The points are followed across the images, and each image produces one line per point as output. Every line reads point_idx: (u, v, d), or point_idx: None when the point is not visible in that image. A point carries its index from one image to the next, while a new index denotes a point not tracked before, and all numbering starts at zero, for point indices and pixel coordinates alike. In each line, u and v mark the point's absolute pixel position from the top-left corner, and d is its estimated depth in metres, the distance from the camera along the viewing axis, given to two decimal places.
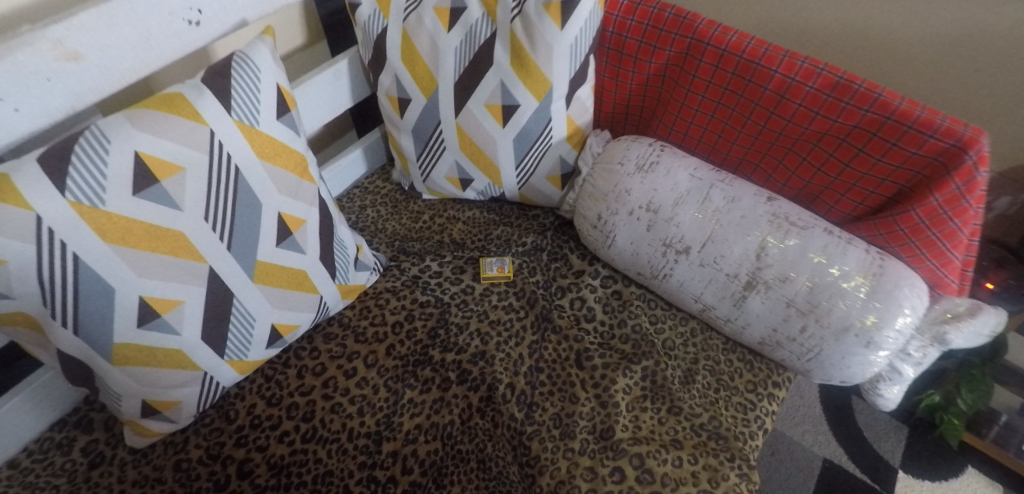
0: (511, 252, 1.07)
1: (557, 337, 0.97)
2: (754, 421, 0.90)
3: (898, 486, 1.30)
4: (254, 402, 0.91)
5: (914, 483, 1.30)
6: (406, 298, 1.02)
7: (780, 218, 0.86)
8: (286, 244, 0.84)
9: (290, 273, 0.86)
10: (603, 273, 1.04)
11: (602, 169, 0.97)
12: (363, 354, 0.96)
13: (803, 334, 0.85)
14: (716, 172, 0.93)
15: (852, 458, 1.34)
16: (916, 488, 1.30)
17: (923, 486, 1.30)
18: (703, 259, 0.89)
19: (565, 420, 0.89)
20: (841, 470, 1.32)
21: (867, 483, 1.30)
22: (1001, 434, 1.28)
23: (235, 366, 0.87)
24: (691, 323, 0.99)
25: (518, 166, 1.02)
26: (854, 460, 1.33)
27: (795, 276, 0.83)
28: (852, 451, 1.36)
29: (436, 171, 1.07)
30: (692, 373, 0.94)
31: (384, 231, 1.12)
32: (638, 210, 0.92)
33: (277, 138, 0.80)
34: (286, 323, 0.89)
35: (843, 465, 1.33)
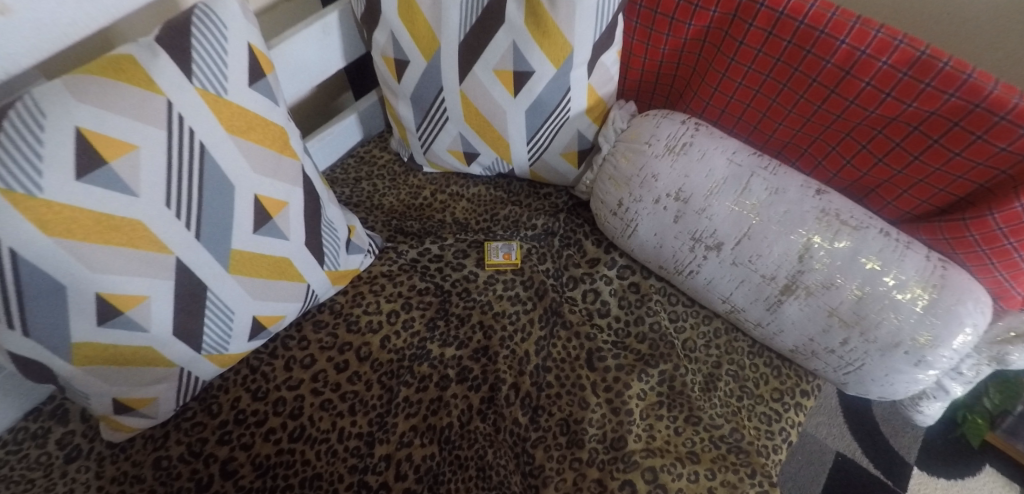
0: (519, 236, 0.97)
1: (567, 334, 0.89)
2: (779, 433, 0.83)
3: (911, 483, 1.25)
4: (239, 395, 0.85)
5: (928, 481, 1.25)
6: (403, 285, 0.93)
7: (830, 215, 0.75)
8: (266, 231, 0.74)
9: (272, 262, 0.77)
10: (620, 262, 0.94)
11: (626, 149, 0.85)
12: (356, 346, 0.88)
13: (844, 347, 0.76)
14: (757, 157, 0.81)
15: (867, 453, 1.28)
16: (931, 486, 1.24)
17: (937, 484, 1.24)
18: (737, 257, 0.78)
19: (573, 427, 0.82)
20: (853, 465, 1.27)
21: (880, 479, 1.25)
22: (1013, 426, 1.20)
23: (215, 360, 0.79)
24: (715, 322, 0.90)
25: (530, 140, 0.91)
26: (869, 455, 1.28)
27: (842, 283, 0.73)
28: (866, 445, 1.30)
29: (437, 143, 0.96)
30: (713, 378, 0.86)
31: (381, 207, 1.02)
32: (665, 198, 0.81)
33: (251, 109, 0.69)
34: (270, 314, 0.81)
35: (856, 460, 1.28)
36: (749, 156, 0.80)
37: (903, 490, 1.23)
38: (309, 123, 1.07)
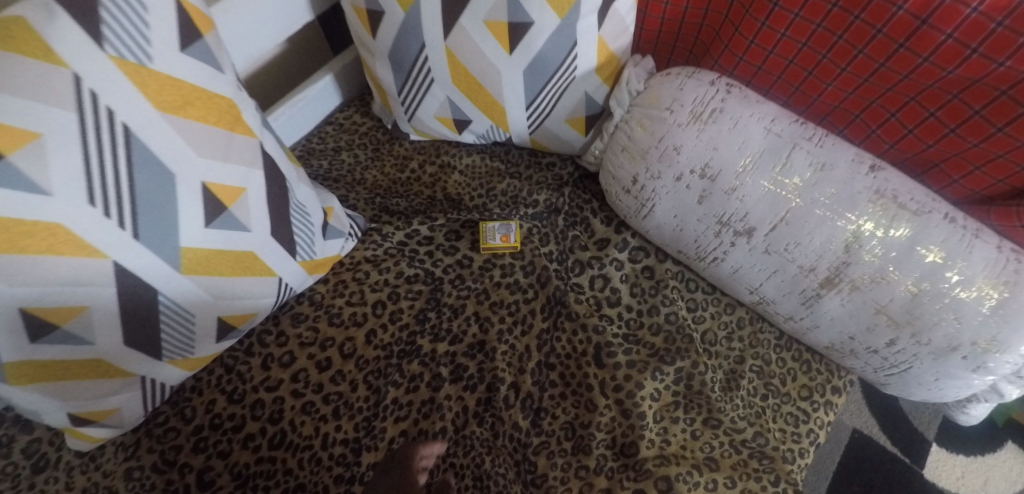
0: (518, 215, 0.86)
1: (572, 326, 0.80)
2: (806, 435, 0.75)
3: (930, 460, 1.11)
4: (213, 398, 0.77)
5: (947, 458, 1.10)
6: (389, 272, 0.83)
7: (887, 197, 0.63)
8: (223, 223, 0.64)
9: (233, 257, 0.66)
10: (632, 243, 0.84)
11: (643, 117, 0.73)
12: (339, 342, 0.80)
13: (890, 348, 0.66)
14: (800, 125, 0.68)
15: (885, 430, 1.14)
16: (951, 465, 1.10)
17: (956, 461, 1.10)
18: (770, 244, 0.68)
19: (579, 432, 0.74)
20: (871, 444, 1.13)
21: (897, 457, 1.11)
22: None
23: (181, 365, 0.71)
24: (738, 312, 0.81)
25: (530, 105, 0.78)
26: (887, 431, 1.13)
27: (896, 277, 0.62)
28: (883, 420, 1.16)
29: (423, 109, 0.83)
30: (735, 376, 0.77)
31: (364, 182, 0.91)
32: (689, 175, 0.70)
33: (185, 79, 0.57)
34: (238, 313, 0.71)
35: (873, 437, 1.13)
36: (791, 124, 0.67)
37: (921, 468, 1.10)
38: (271, 94, 0.93)
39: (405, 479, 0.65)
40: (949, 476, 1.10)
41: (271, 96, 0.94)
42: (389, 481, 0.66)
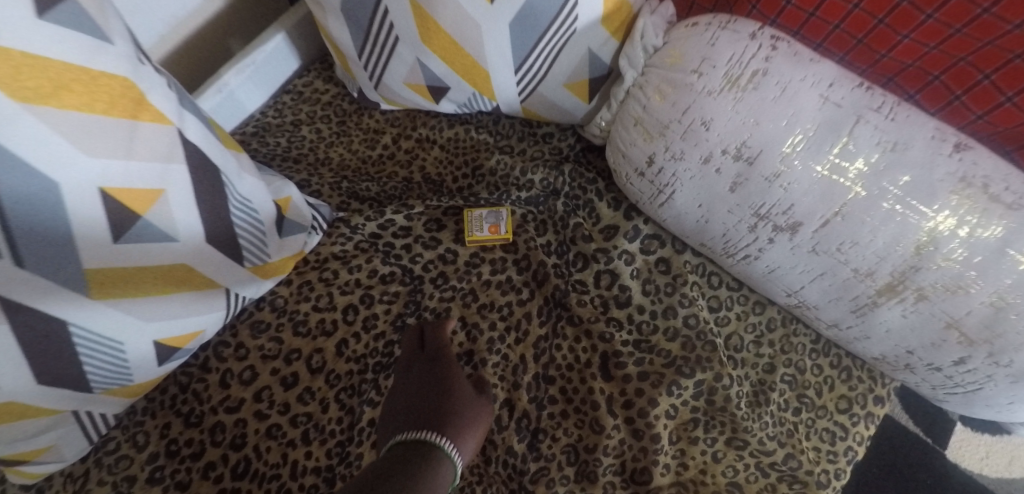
0: (509, 200, 0.74)
1: (574, 332, 0.69)
2: (844, 454, 0.65)
3: (952, 440, 0.88)
4: (169, 421, 0.68)
5: (973, 437, 0.87)
6: (361, 270, 0.72)
7: (975, 186, 0.48)
8: (137, 236, 0.52)
9: (159, 272, 0.55)
10: (645, 231, 0.71)
11: (663, 81, 0.58)
12: (306, 354, 0.69)
13: (957, 367, 0.55)
14: (867, 90, 0.52)
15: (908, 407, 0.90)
16: (976, 444, 0.87)
17: (984, 441, 0.87)
18: (819, 243, 0.55)
19: (583, 456, 0.63)
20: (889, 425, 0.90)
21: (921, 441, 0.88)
22: None
23: (120, 393, 0.61)
24: (769, 312, 0.69)
25: (519, 67, 0.64)
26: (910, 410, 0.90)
27: (978, 289, 0.49)
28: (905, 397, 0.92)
29: (391, 73, 0.70)
30: (764, 389, 0.67)
31: (328, 162, 0.80)
32: (720, 157, 0.56)
33: (52, 57, 0.44)
34: (179, 334, 0.60)
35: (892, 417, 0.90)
36: (853, 90, 0.52)
37: (945, 451, 0.87)
38: (199, 68, 0.82)
39: (444, 369, 0.64)
40: (972, 456, 0.87)
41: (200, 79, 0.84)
42: (427, 368, 0.64)
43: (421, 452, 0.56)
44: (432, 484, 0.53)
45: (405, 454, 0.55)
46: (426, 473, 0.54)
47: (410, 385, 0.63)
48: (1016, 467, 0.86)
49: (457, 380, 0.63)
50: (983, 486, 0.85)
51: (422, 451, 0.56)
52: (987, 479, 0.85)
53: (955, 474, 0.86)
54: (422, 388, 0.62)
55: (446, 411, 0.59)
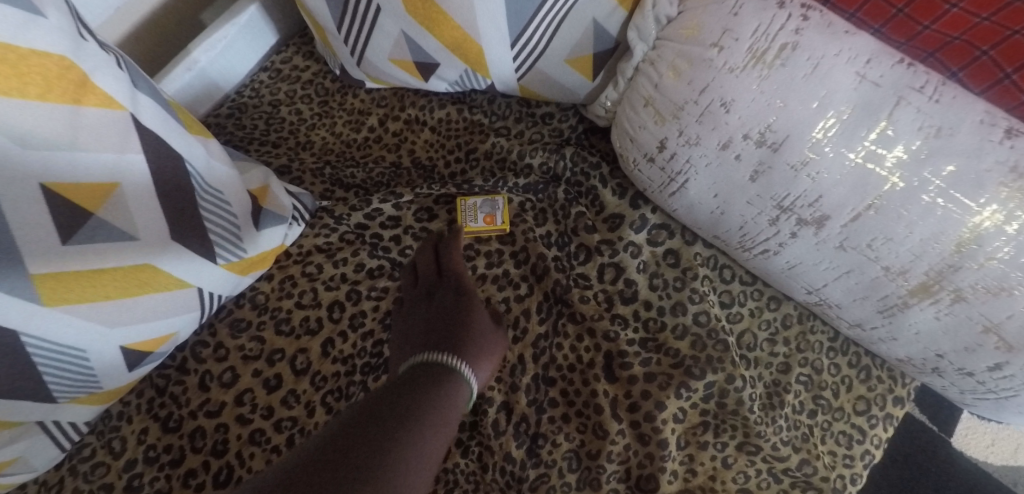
0: (506, 187, 0.69)
1: (576, 330, 0.64)
2: (861, 458, 0.61)
3: (958, 427, 0.84)
4: (146, 426, 0.62)
5: (980, 425, 0.84)
6: (347, 264, 0.67)
7: None
8: (90, 236, 0.47)
9: (118, 275, 0.49)
10: (652, 221, 0.65)
11: (677, 56, 0.52)
12: (290, 355, 0.64)
13: (992, 373, 0.50)
14: (908, 67, 0.46)
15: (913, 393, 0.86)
16: (983, 432, 0.83)
17: (991, 428, 0.83)
18: (847, 239, 0.50)
19: (585, 463, 0.59)
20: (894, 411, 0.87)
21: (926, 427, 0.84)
22: None
23: (88, 402, 0.56)
24: (784, 308, 0.64)
25: (516, 41, 0.58)
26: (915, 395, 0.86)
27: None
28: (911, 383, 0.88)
29: (375, 49, 0.64)
30: (779, 390, 0.62)
31: (310, 146, 0.75)
32: (741, 142, 0.50)
33: None
34: (148, 338, 0.55)
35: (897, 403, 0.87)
36: (893, 67, 0.46)
37: (951, 439, 0.83)
38: (169, 41, 0.78)
39: (460, 298, 0.61)
40: (978, 444, 0.83)
41: (165, 52, 0.78)
42: (443, 295, 0.62)
43: (436, 371, 0.54)
44: (447, 403, 0.52)
45: (420, 372, 0.54)
46: (444, 388, 0.53)
47: (425, 311, 0.61)
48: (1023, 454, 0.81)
49: (473, 308, 0.61)
50: (988, 474, 0.82)
51: (438, 371, 0.54)
52: (992, 467, 0.82)
53: (960, 462, 0.83)
54: (438, 314, 0.60)
55: (462, 336, 0.57)
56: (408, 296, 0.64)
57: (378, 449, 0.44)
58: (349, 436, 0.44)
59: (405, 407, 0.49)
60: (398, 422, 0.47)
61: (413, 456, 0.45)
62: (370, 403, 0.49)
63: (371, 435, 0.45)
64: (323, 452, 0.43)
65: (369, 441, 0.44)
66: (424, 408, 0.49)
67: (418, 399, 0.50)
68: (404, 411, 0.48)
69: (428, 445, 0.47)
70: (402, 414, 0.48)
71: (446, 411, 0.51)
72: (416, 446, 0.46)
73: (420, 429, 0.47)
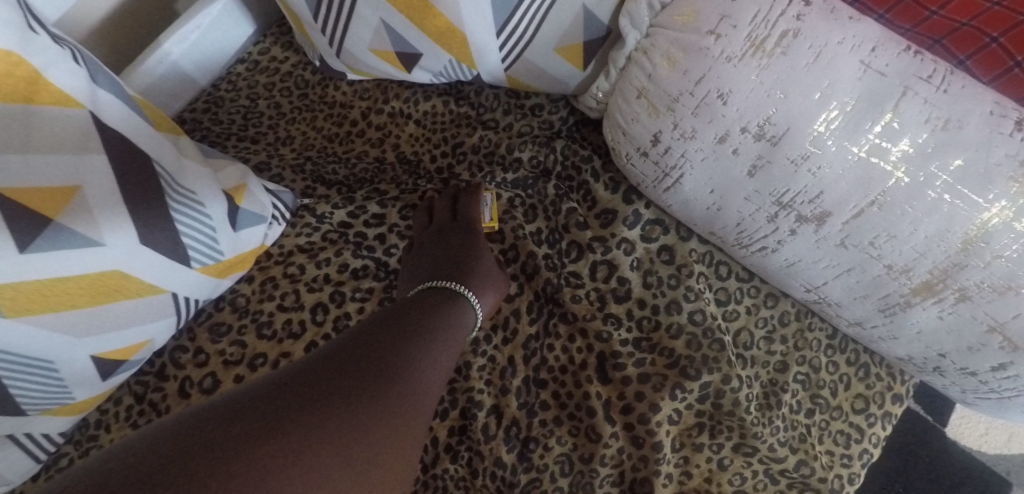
0: (494, 183, 0.67)
1: (568, 331, 0.62)
2: (859, 457, 0.60)
3: (952, 417, 0.83)
4: (124, 435, 0.59)
5: (974, 414, 0.83)
6: (330, 264, 0.64)
7: None
8: (51, 244, 0.44)
9: (84, 283, 0.47)
10: (646, 216, 0.63)
11: (671, 45, 0.49)
12: (272, 359, 0.61)
13: (995, 373, 0.49)
14: (914, 56, 0.44)
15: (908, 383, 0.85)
16: (976, 422, 0.83)
17: (984, 418, 0.82)
18: (849, 236, 0.48)
19: (579, 467, 0.57)
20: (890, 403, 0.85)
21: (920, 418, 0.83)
22: None
23: (63, 413, 0.54)
24: (782, 305, 0.62)
25: (502, 30, 0.56)
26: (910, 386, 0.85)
27: None
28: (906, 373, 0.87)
29: (354, 38, 0.61)
30: (776, 390, 0.61)
31: (290, 140, 0.73)
32: (738, 136, 0.48)
33: None
34: (121, 347, 0.52)
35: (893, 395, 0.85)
36: (900, 55, 0.44)
37: (945, 429, 0.83)
38: (143, 35, 0.75)
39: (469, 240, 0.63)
40: (971, 433, 0.82)
41: (137, 42, 0.75)
42: (453, 236, 0.63)
43: (444, 298, 0.57)
44: (455, 324, 0.55)
45: (430, 296, 0.57)
46: (454, 316, 0.56)
47: (434, 249, 0.63)
48: (1015, 443, 0.81)
49: (479, 251, 0.63)
50: (982, 463, 0.81)
51: (446, 298, 0.57)
52: (985, 456, 0.81)
53: (955, 452, 0.82)
54: (447, 252, 0.62)
55: (470, 272, 0.60)
56: (418, 237, 0.65)
57: (394, 352, 0.47)
58: (366, 340, 0.48)
59: (416, 322, 0.52)
60: (411, 333, 0.50)
61: (427, 363, 0.49)
62: (390, 316, 0.53)
63: (395, 338, 0.49)
64: (342, 352, 0.46)
65: (385, 345, 0.48)
66: (434, 325, 0.53)
67: (431, 318, 0.54)
68: (416, 325, 0.51)
69: (440, 354, 0.50)
70: (415, 327, 0.51)
71: (455, 332, 0.54)
72: (428, 354, 0.49)
73: (435, 343, 0.51)
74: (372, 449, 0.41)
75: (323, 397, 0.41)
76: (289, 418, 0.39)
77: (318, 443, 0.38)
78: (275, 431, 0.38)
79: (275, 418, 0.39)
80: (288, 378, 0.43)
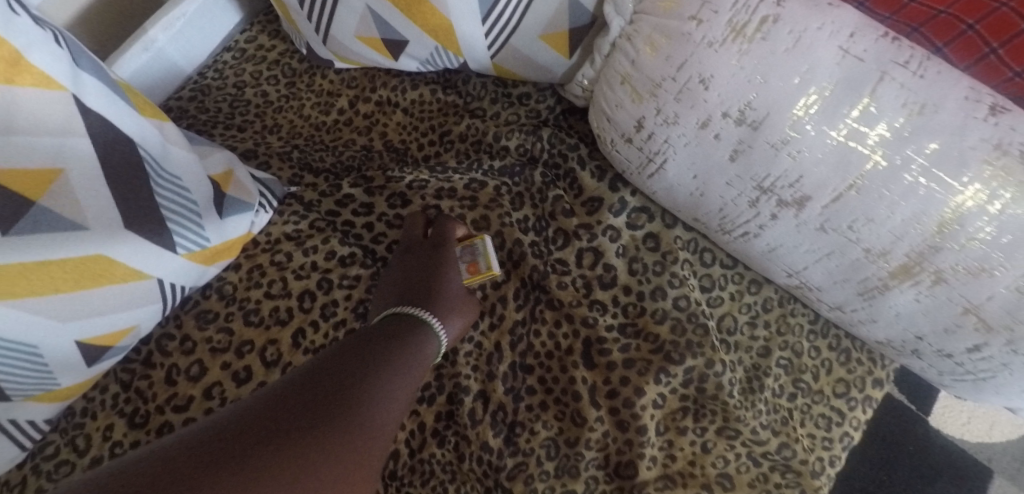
0: (480, 170, 0.67)
1: (554, 317, 0.63)
2: (840, 440, 0.61)
3: (935, 406, 0.85)
4: (110, 423, 0.59)
5: (956, 403, 0.85)
6: (317, 252, 0.65)
7: (1011, 156, 0.41)
8: (33, 225, 0.44)
9: (68, 267, 0.47)
10: (631, 204, 0.64)
11: (655, 31, 0.50)
12: (259, 346, 0.61)
13: (971, 354, 0.50)
14: (892, 42, 0.44)
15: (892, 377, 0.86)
16: (959, 410, 0.84)
17: (967, 406, 0.84)
18: (828, 220, 0.48)
19: (564, 451, 0.58)
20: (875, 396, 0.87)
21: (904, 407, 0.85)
22: None
23: (46, 399, 0.54)
24: (765, 291, 0.63)
25: (487, 17, 0.56)
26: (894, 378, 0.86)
27: (1002, 273, 0.43)
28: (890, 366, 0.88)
29: (340, 26, 0.62)
30: (759, 374, 0.62)
31: (278, 128, 0.73)
32: (720, 120, 0.49)
33: None
34: (106, 333, 0.52)
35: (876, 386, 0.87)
36: (877, 41, 0.44)
37: (929, 418, 0.84)
38: (130, 21, 0.75)
39: (442, 260, 0.61)
40: (954, 422, 0.84)
41: (123, 29, 0.75)
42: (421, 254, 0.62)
43: (408, 328, 0.56)
44: (415, 355, 0.54)
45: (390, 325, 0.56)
46: (417, 343, 0.55)
47: (404, 270, 0.62)
48: (997, 432, 0.83)
49: (450, 272, 0.62)
50: (965, 452, 0.83)
51: (410, 324, 0.57)
52: (968, 445, 0.83)
53: (938, 441, 0.83)
54: (416, 273, 0.61)
55: (436, 300, 0.59)
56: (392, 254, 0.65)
57: (346, 388, 0.46)
58: (319, 374, 0.47)
59: (374, 355, 0.51)
60: (368, 365, 0.49)
61: (382, 397, 0.47)
62: (355, 346, 0.52)
63: (357, 371, 0.48)
64: (295, 388, 0.45)
65: (339, 381, 0.46)
66: (393, 356, 0.52)
67: (395, 348, 0.53)
68: (373, 358, 0.50)
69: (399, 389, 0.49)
70: (372, 359, 0.50)
71: (417, 361, 0.53)
72: (383, 388, 0.48)
73: (396, 376, 0.50)
74: (327, 492, 0.39)
75: (274, 436, 0.40)
76: (238, 461, 0.37)
77: (263, 486, 0.36)
78: (214, 475, 0.36)
79: (214, 462, 0.37)
80: (234, 417, 0.41)
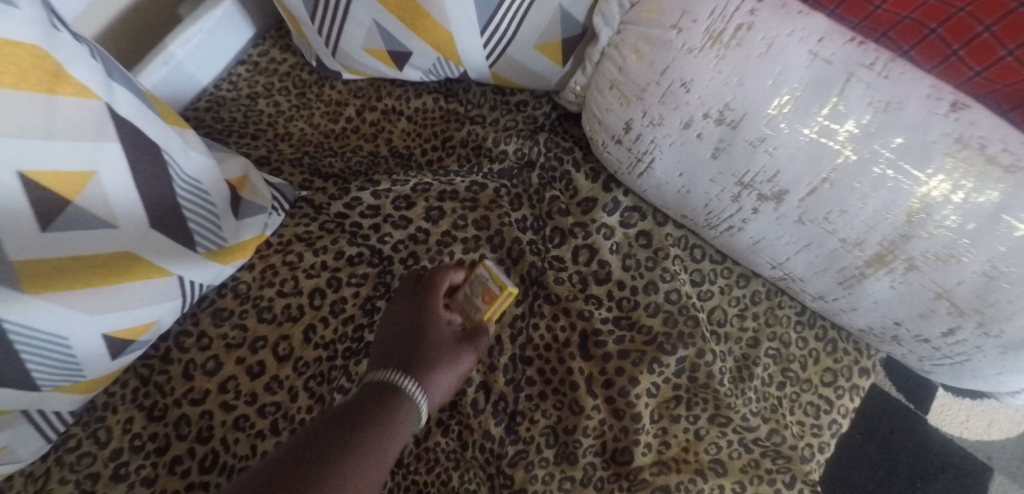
0: (481, 173, 0.71)
1: (552, 311, 0.66)
2: (828, 427, 0.64)
3: (933, 405, 0.87)
4: (131, 416, 0.62)
5: (953, 401, 0.87)
6: (327, 252, 0.68)
7: (971, 148, 0.44)
8: (69, 223, 0.48)
9: (98, 262, 0.51)
10: (625, 203, 0.68)
11: (639, 39, 0.54)
12: (272, 342, 0.65)
13: (946, 338, 0.52)
14: (859, 46, 0.48)
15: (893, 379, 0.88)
16: (957, 409, 0.86)
17: (965, 405, 0.86)
18: (805, 213, 0.52)
19: (562, 438, 0.61)
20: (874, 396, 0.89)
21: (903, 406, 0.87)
22: None
23: (74, 391, 0.56)
24: (754, 285, 0.66)
25: (485, 28, 0.60)
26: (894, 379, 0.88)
27: (969, 258, 0.46)
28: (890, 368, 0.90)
29: (348, 39, 0.66)
30: (748, 364, 0.64)
31: (289, 136, 0.77)
32: (701, 121, 0.52)
33: None
34: (131, 326, 0.56)
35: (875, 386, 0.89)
36: (844, 45, 0.48)
37: (926, 416, 0.86)
38: (151, 37, 0.80)
39: (429, 308, 0.59)
40: (952, 420, 0.86)
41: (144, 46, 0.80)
42: (410, 304, 0.60)
43: (385, 396, 0.53)
44: (389, 427, 0.51)
45: (361, 401, 0.53)
46: (393, 414, 0.52)
47: (395, 320, 0.60)
48: (995, 429, 0.85)
49: (437, 323, 0.59)
50: (963, 449, 0.85)
51: (383, 397, 0.53)
52: (966, 442, 0.85)
53: (936, 438, 0.85)
54: (404, 324, 0.59)
55: (419, 353, 0.56)
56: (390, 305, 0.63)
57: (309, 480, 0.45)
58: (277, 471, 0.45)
59: (341, 438, 0.49)
60: (332, 452, 0.48)
61: None
62: (327, 426, 0.50)
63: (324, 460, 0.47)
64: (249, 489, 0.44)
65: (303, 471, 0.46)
66: (359, 440, 0.49)
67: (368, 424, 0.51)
68: (330, 458, 0.47)
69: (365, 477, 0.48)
70: (341, 442, 0.49)
71: (391, 436, 0.51)
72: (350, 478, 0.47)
73: (365, 460, 0.49)
74: None
75: None
76: None
77: None
78: None
79: None
80: None
